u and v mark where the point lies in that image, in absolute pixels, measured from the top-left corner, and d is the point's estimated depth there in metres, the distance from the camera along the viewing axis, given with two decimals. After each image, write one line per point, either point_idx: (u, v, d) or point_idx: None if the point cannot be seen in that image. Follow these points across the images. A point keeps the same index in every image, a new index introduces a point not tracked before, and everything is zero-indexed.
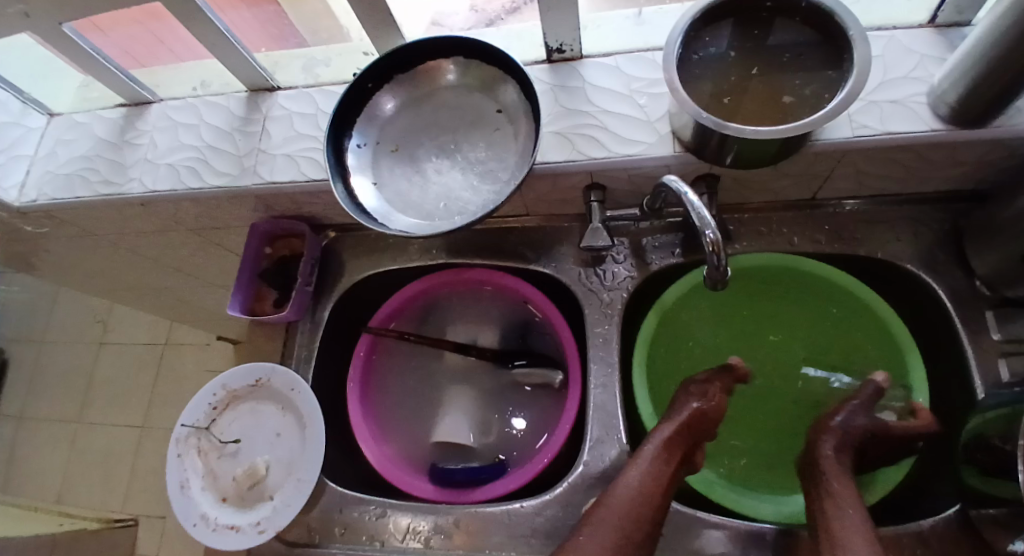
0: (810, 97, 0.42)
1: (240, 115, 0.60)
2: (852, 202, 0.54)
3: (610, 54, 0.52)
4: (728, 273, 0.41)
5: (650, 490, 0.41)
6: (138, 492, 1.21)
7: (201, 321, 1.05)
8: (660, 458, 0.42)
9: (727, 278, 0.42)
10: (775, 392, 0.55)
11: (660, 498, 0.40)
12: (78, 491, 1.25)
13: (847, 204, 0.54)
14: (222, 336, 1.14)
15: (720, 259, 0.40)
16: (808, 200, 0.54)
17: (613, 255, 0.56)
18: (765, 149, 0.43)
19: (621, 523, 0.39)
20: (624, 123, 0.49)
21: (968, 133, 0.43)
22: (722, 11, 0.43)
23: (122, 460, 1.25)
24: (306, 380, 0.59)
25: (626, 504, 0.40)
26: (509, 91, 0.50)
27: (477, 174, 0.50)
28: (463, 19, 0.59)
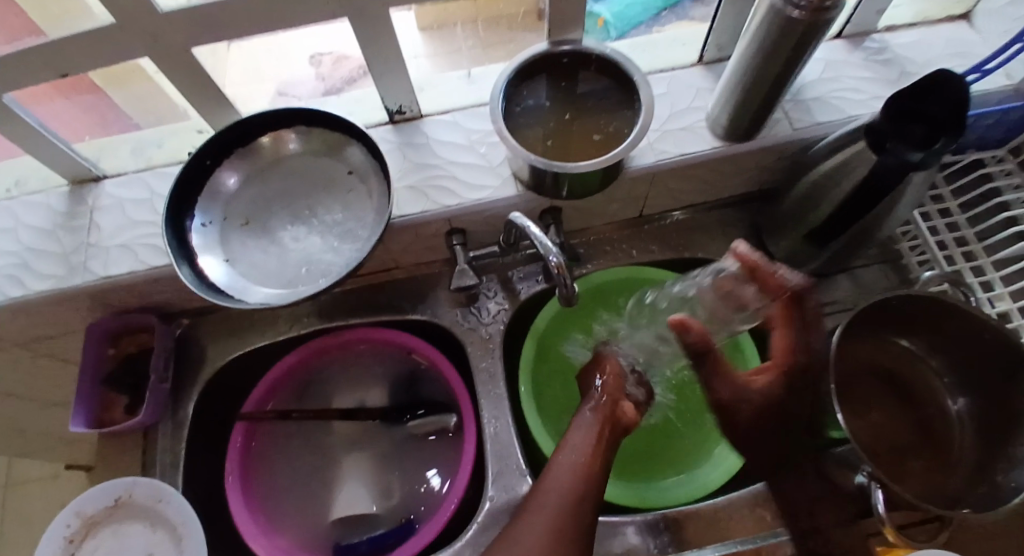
0: (615, 132, 0.49)
1: (62, 210, 0.54)
2: (677, 213, 0.63)
3: (447, 111, 0.56)
4: (576, 290, 0.46)
5: (591, 450, 0.39)
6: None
7: (37, 450, 0.88)
8: (597, 421, 0.42)
9: (576, 296, 0.46)
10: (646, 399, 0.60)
11: (602, 460, 0.39)
12: None
13: (674, 215, 0.63)
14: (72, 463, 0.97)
15: (565, 278, 0.44)
16: (639, 217, 0.62)
17: (485, 291, 0.59)
18: (592, 180, 0.50)
19: (561, 498, 0.35)
20: (469, 171, 0.53)
21: (739, 147, 0.53)
22: (533, 68, 0.50)
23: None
24: (176, 488, 0.52)
25: (571, 469, 0.38)
26: (356, 152, 0.52)
27: (336, 235, 0.50)
28: (309, 88, 0.61)
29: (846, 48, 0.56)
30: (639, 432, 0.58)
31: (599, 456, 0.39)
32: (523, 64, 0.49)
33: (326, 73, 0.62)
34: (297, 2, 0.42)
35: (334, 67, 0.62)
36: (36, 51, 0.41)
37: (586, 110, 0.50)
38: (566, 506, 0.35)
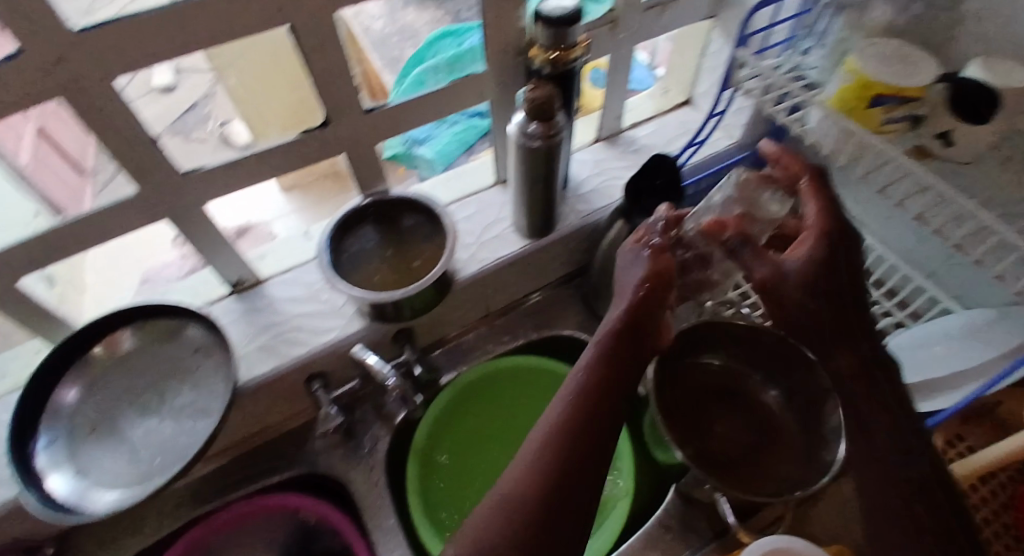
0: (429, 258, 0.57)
1: None
2: (537, 292, 0.73)
3: (289, 270, 0.61)
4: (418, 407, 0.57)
5: (553, 434, 0.34)
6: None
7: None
8: (568, 402, 0.35)
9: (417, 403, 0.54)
10: None
11: (564, 449, 0.33)
12: None
13: (534, 295, 0.73)
14: None
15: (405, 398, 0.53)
16: (507, 306, 0.71)
17: (360, 424, 0.61)
18: (427, 295, 0.56)
19: (502, 492, 0.32)
20: (315, 318, 0.58)
21: (542, 239, 0.64)
22: (350, 220, 0.57)
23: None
24: None
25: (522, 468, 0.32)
26: (194, 331, 0.54)
27: (189, 416, 0.51)
28: (176, 268, 0.63)
29: (605, 148, 0.70)
30: None
31: (563, 446, 0.33)
32: (344, 217, 0.56)
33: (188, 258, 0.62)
34: (117, 223, 0.47)
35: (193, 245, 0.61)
36: None
37: (406, 242, 0.59)
38: (525, 486, 0.31)
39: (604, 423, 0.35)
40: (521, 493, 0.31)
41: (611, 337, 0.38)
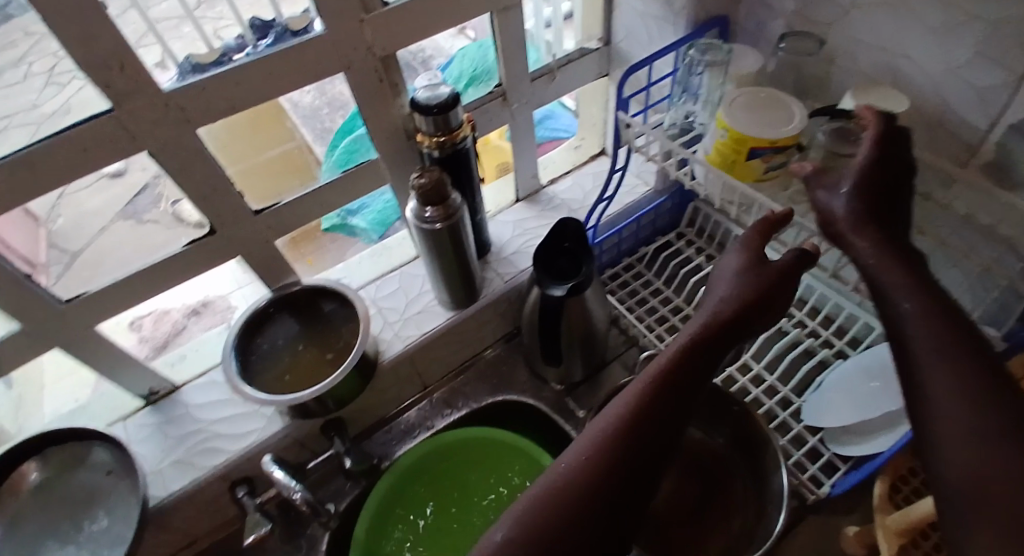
0: (344, 347, 0.56)
1: None
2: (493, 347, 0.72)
3: (206, 372, 0.61)
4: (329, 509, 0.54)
5: (608, 429, 0.31)
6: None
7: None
8: (635, 394, 0.32)
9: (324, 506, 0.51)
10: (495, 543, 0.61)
11: (619, 449, 0.30)
12: None
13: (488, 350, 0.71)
14: None
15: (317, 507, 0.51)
16: (466, 362, 0.70)
17: (297, 524, 0.59)
18: (349, 387, 0.55)
19: (546, 483, 0.29)
20: (233, 421, 0.56)
21: (467, 310, 0.63)
22: (259, 318, 0.57)
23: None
24: None
25: (574, 463, 0.30)
26: (100, 452, 0.52)
27: (101, 546, 0.48)
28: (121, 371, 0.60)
29: (526, 208, 0.71)
30: None
31: (619, 442, 0.30)
32: (249, 318, 0.56)
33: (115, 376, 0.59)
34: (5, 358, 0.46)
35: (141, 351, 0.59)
36: None
37: (323, 333, 0.58)
38: (571, 479, 0.29)
39: (665, 435, 0.31)
40: (557, 500, 0.28)
41: (704, 329, 0.35)
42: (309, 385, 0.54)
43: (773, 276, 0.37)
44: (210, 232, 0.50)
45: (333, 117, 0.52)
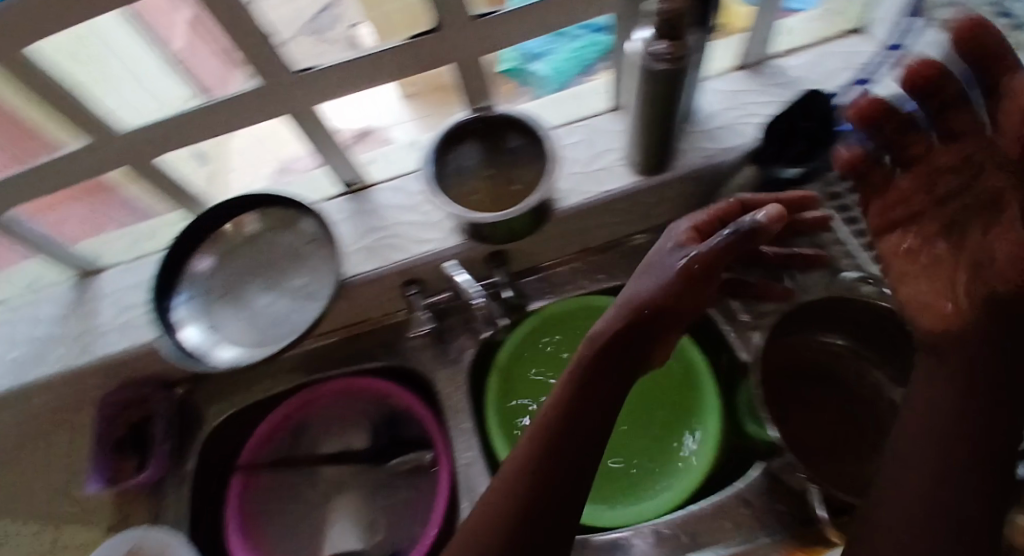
0: (534, 180, 0.55)
1: (69, 302, 0.61)
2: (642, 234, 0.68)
3: (395, 177, 0.63)
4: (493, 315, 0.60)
5: (576, 372, 0.39)
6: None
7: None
8: (630, 312, 0.39)
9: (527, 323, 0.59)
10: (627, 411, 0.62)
11: (592, 373, 0.39)
12: None
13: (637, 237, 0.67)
14: None
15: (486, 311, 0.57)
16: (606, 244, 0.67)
17: (449, 333, 0.65)
18: (521, 224, 0.54)
19: (535, 430, 0.39)
20: (414, 227, 0.59)
21: (654, 179, 0.57)
22: (455, 134, 0.56)
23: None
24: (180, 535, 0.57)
25: (560, 391, 0.40)
26: (307, 222, 0.58)
27: (301, 297, 0.57)
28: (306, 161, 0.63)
29: (745, 79, 0.61)
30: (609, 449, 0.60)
31: (581, 376, 0.39)
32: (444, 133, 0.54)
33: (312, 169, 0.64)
34: (236, 115, 0.49)
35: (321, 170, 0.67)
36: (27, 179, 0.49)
37: (511, 166, 0.57)
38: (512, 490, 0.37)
39: (631, 377, 0.40)
40: (559, 437, 0.38)
41: (681, 279, 0.37)
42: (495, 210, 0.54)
43: (795, 201, 0.45)
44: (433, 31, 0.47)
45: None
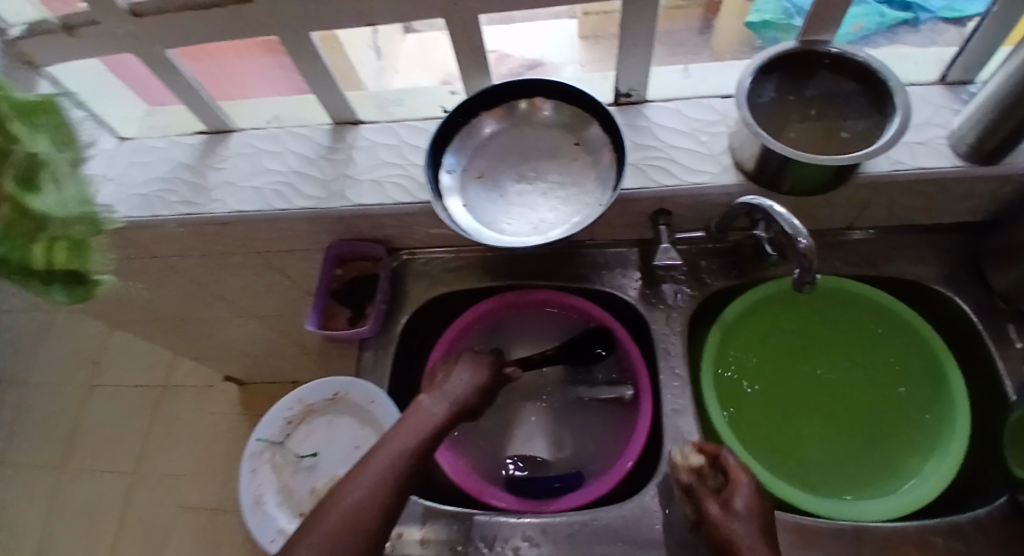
0: (863, 132, 0.51)
1: (325, 144, 0.63)
2: (863, 231, 0.63)
3: (670, 100, 0.59)
4: (812, 278, 0.45)
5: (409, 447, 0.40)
6: (167, 550, 1.20)
7: (252, 354, 1.10)
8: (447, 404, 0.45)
9: (815, 284, 0.45)
10: (844, 402, 0.58)
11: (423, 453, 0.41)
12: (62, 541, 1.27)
13: (858, 233, 0.63)
14: (242, 370, 1.19)
15: (811, 263, 0.43)
16: (841, 228, 0.62)
17: (672, 276, 0.61)
18: (818, 174, 0.48)
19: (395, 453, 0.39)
20: (688, 155, 0.55)
21: (984, 168, 0.51)
22: (772, 64, 0.52)
23: (164, 511, 1.25)
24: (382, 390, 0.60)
25: (397, 452, 0.39)
26: (587, 127, 0.55)
27: (559, 198, 0.54)
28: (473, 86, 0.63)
29: None
30: (822, 434, 0.57)
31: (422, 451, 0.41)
32: (768, 59, 0.51)
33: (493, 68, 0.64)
34: None
35: (498, 62, 0.64)
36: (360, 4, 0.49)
37: (832, 110, 0.53)
38: (394, 486, 0.38)
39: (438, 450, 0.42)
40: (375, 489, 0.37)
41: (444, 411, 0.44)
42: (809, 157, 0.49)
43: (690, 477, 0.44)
44: None
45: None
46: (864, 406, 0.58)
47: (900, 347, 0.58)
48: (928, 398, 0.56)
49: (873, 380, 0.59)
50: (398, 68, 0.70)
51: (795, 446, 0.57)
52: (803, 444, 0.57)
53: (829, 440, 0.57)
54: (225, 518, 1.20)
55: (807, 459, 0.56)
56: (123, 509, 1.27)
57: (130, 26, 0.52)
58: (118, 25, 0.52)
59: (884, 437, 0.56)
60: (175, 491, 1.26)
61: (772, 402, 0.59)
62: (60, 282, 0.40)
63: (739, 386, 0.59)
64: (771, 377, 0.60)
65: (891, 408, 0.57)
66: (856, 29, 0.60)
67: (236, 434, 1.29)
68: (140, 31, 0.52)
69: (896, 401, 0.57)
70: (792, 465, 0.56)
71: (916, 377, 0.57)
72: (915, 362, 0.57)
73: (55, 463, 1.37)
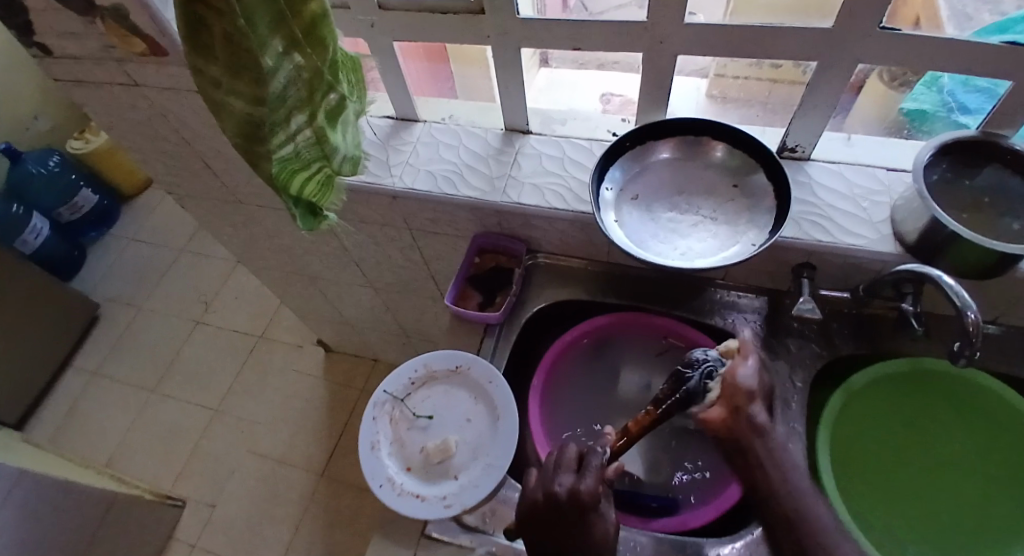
0: None
1: (496, 146, 0.70)
2: (998, 326, 0.61)
3: (834, 163, 0.62)
4: (976, 354, 0.45)
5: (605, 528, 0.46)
6: (228, 486, 1.29)
7: (351, 323, 1.19)
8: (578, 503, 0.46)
9: (972, 361, 0.45)
10: (949, 491, 0.57)
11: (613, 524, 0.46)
12: (141, 454, 1.40)
13: (991, 327, 0.61)
14: (338, 336, 1.30)
15: (977, 338, 0.43)
16: (987, 319, 0.61)
17: (800, 331, 0.62)
18: (984, 261, 0.48)
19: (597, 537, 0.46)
20: (843, 216, 0.57)
21: None
22: (947, 146, 0.54)
23: (235, 450, 1.35)
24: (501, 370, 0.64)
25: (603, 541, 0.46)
26: (751, 172, 0.58)
27: (710, 232, 0.57)
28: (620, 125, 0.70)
29: None
30: (918, 515, 0.56)
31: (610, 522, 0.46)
32: (946, 141, 0.53)
33: (614, 109, 0.72)
34: (787, 39, 0.50)
35: (622, 106, 0.72)
36: (573, 27, 0.56)
37: (1007, 201, 0.53)
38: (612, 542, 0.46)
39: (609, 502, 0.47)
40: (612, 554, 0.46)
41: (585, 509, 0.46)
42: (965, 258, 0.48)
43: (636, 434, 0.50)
44: None
45: (978, 12, 0.50)
46: (972, 500, 0.56)
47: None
48: None
49: (988, 478, 0.56)
50: (532, 95, 0.74)
51: (889, 517, 0.56)
52: (896, 518, 0.56)
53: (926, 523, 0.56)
54: (285, 471, 1.28)
55: (898, 535, 0.55)
56: (199, 439, 1.39)
57: (372, 16, 0.61)
58: (364, 15, 0.61)
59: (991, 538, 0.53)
60: (247, 434, 1.36)
61: (872, 472, 0.59)
62: (303, 209, 0.46)
63: (847, 455, 0.59)
64: (876, 444, 0.60)
65: (1003, 510, 0.54)
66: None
67: (311, 395, 1.39)
68: (380, 22, 0.61)
69: (1009, 504, 0.54)
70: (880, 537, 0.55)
71: None
72: None
73: (151, 383, 1.52)
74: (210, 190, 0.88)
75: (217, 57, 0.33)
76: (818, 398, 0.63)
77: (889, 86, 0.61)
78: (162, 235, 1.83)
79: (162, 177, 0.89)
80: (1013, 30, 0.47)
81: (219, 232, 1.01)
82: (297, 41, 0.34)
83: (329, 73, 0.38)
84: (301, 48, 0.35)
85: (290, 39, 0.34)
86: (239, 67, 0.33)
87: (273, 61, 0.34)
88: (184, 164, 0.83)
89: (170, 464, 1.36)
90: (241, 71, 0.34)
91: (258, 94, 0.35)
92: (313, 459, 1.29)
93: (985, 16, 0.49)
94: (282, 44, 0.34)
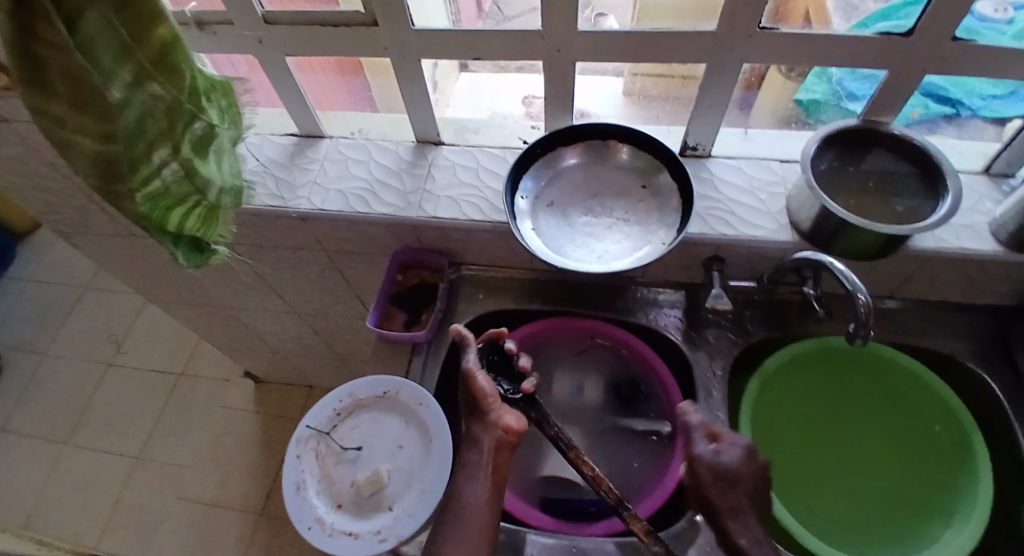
0: (915, 207, 0.55)
1: (408, 160, 0.68)
2: (893, 300, 0.66)
3: (734, 158, 0.65)
4: (870, 332, 0.47)
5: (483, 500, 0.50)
6: (158, 538, 1.19)
7: (278, 351, 1.13)
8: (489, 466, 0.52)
9: (867, 340, 0.48)
10: (855, 452, 0.62)
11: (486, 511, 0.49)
12: (53, 515, 1.26)
13: (888, 302, 0.66)
14: (268, 365, 1.23)
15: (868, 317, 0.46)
16: (882, 294, 0.65)
17: (718, 322, 0.64)
18: (868, 241, 0.51)
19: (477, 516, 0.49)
20: (746, 210, 0.60)
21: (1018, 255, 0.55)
22: (831, 137, 0.57)
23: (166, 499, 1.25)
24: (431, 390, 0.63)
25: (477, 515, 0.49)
26: (657, 172, 0.60)
27: (625, 233, 0.58)
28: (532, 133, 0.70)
29: None
30: (829, 480, 0.61)
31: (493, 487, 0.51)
32: (830, 132, 0.57)
33: (536, 113, 0.71)
34: (680, 42, 0.52)
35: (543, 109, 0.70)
36: (473, 39, 0.55)
37: (889, 184, 0.57)
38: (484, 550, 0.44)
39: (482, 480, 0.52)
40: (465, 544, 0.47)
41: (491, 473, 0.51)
42: (870, 236, 0.50)
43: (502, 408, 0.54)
44: (905, 33, 0.49)
45: (862, 3, 0.52)
46: (875, 458, 0.61)
47: (924, 411, 0.60)
48: (938, 464, 0.58)
49: (888, 437, 0.61)
50: (451, 102, 0.72)
51: (804, 483, 0.60)
52: (811, 482, 0.60)
53: (832, 481, 0.60)
54: (221, 515, 1.19)
55: (812, 499, 0.59)
56: (122, 492, 1.26)
57: (259, 31, 0.57)
58: (250, 30, 0.57)
59: (895, 492, 0.59)
60: (177, 479, 1.26)
61: (790, 437, 0.62)
62: (185, 246, 0.43)
63: (770, 435, 0.62)
64: (793, 413, 0.63)
65: (898, 463, 0.60)
66: (915, 116, 0.64)
67: (245, 430, 1.31)
68: (269, 37, 0.58)
69: (902, 461, 0.60)
70: (798, 503, 0.59)
71: (932, 442, 0.59)
72: (940, 436, 0.59)
73: (61, 436, 1.37)
74: (101, 224, 0.80)
75: (58, 93, 0.29)
76: (739, 383, 0.65)
77: (788, 78, 0.61)
78: (62, 274, 1.66)
79: (44, 215, 0.80)
80: (894, 17, 0.51)
81: (120, 268, 0.92)
82: (148, 70, 0.32)
83: (188, 100, 0.36)
84: (153, 76, 0.32)
85: (141, 68, 0.31)
86: (84, 103, 0.30)
87: (123, 92, 0.31)
88: (66, 199, 0.75)
89: (89, 523, 1.24)
90: (84, 107, 0.30)
91: (108, 130, 0.32)
92: (251, 497, 1.21)
93: (869, 5, 0.52)
94: (131, 74, 0.31)
